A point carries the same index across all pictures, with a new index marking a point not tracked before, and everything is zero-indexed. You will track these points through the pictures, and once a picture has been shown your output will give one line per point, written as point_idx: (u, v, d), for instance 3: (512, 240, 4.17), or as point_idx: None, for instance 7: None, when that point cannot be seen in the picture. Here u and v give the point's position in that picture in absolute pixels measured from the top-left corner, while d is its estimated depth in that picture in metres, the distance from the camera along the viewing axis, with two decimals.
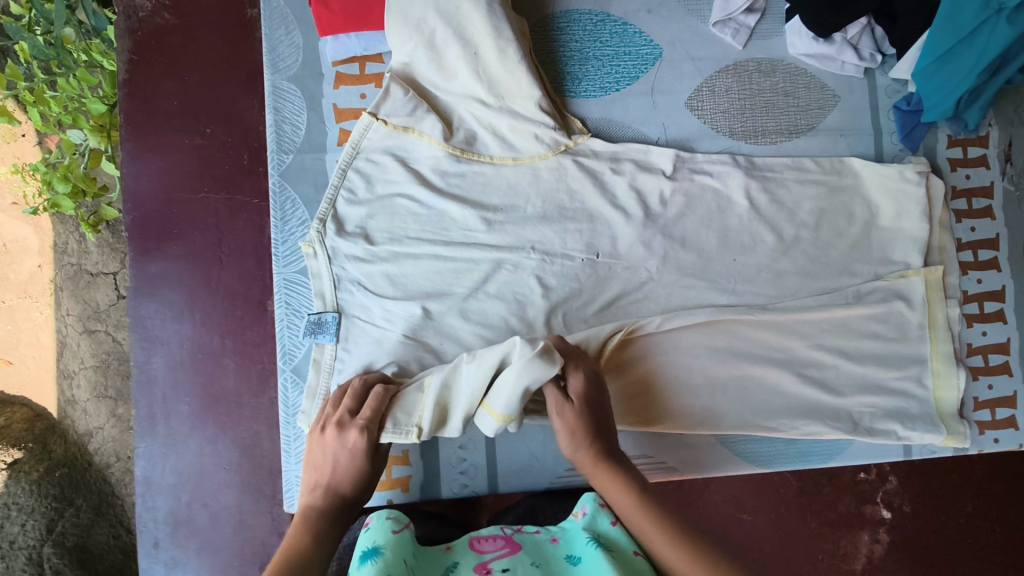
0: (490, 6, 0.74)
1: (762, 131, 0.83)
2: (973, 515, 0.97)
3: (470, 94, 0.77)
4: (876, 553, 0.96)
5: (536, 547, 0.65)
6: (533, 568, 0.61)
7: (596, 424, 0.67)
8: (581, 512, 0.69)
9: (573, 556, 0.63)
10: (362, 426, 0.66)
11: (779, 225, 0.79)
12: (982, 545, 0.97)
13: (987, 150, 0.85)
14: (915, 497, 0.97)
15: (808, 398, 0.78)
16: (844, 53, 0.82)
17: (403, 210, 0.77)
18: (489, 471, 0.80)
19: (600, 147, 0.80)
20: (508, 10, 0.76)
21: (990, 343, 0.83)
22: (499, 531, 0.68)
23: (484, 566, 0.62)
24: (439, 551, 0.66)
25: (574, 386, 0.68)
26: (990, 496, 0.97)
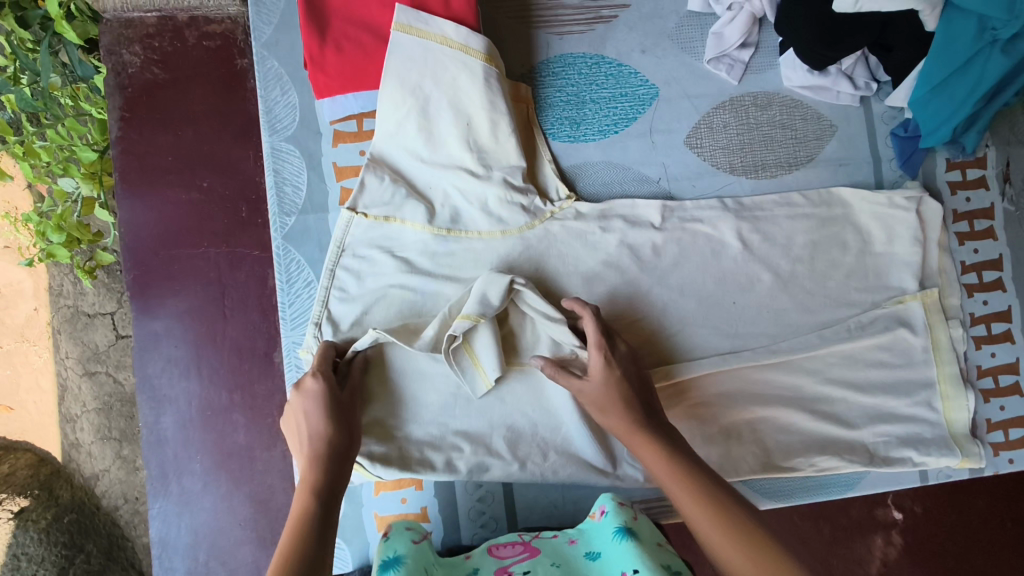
0: (484, 77, 0.74)
1: (762, 165, 0.83)
2: (985, 513, 0.98)
3: (457, 164, 0.76)
4: (891, 557, 0.97)
5: (554, 550, 0.68)
6: (554, 568, 0.64)
7: (627, 393, 0.65)
8: (599, 511, 0.70)
9: (592, 552, 0.66)
10: (314, 373, 0.67)
11: (774, 263, 0.80)
12: (996, 546, 0.98)
13: (986, 171, 0.85)
14: (926, 497, 0.98)
15: (821, 432, 0.78)
16: (840, 84, 0.82)
17: (398, 300, 0.75)
18: (509, 523, 0.80)
19: (586, 208, 0.79)
20: (501, 73, 0.76)
21: (1000, 364, 0.84)
22: (519, 539, 0.72)
23: (505, 570, 0.65)
24: (460, 561, 0.70)
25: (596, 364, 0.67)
26: (1000, 494, 0.98)
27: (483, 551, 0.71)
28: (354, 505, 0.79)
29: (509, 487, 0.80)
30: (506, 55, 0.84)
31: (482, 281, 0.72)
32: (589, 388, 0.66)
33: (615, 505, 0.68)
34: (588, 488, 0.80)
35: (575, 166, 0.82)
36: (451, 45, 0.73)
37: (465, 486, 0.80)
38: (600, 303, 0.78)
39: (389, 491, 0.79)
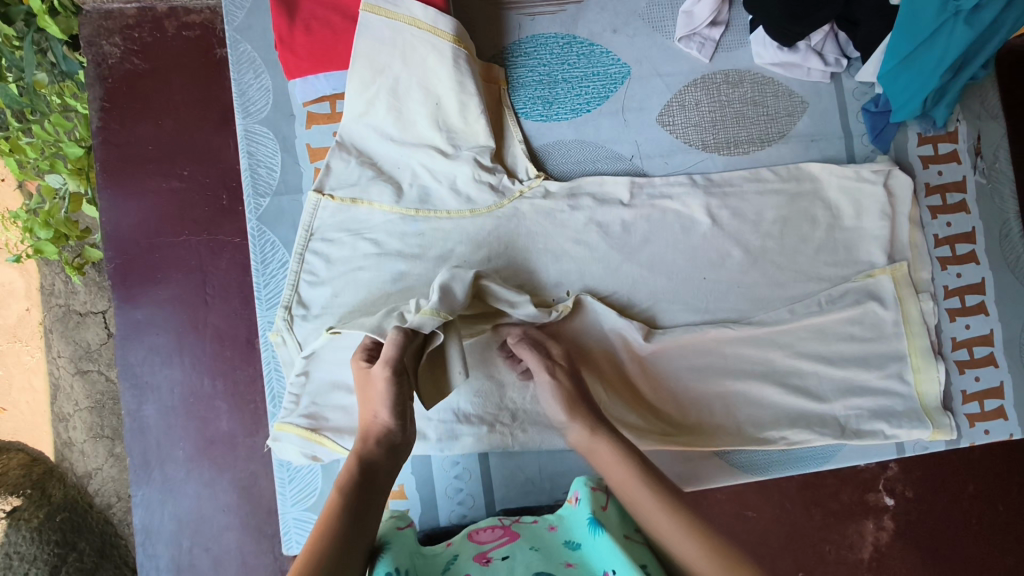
0: (453, 58, 0.74)
1: (734, 142, 0.84)
2: (974, 496, 0.98)
3: (426, 144, 0.77)
4: (883, 541, 0.97)
5: (534, 534, 0.68)
6: (531, 552, 0.65)
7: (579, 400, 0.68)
8: (575, 497, 0.69)
9: (571, 541, 0.65)
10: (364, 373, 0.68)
11: (744, 238, 0.81)
12: (985, 527, 0.97)
13: (957, 145, 0.86)
14: (916, 482, 0.98)
15: (793, 406, 0.79)
16: (810, 60, 0.83)
17: (368, 281, 0.76)
18: (487, 500, 0.80)
19: (556, 186, 0.80)
20: (471, 53, 0.76)
21: (974, 336, 0.84)
22: (497, 522, 0.73)
23: (484, 556, 0.66)
24: (438, 549, 0.70)
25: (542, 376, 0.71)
26: (989, 476, 0.98)
27: (463, 535, 0.72)
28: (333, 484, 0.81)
29: (487, 463, 0.81)
30: (478, 37, 0.84)
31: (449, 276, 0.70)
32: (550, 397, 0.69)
33: (589, 491, 0.67)
34: (564, 464, 0.80)
35: (548, 146, 0.83)
36: (421, 26, 0.73)
37: (442, 464, 0.81)
38: (570, 280, 0.79)
39: None
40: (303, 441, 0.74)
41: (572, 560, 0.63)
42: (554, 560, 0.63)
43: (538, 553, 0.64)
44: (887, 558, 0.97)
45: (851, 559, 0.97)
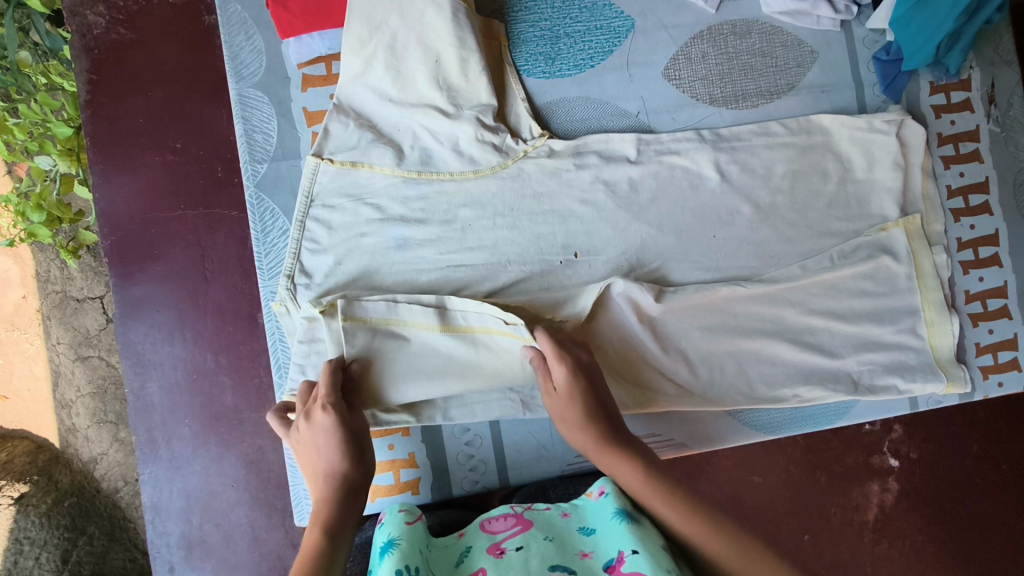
0: (454, 13, 0.70)
1: (742, 95, 0.81)
2: (979, 456, 0.98)
3: (427, 104, 0.74)
4: (888, 502, 0.97)
5: (547, 522, 0.63)
6: (547, 541, 0.59)
7: (591, 407, 0.65)
8: (595, 491, 0.67)
9: (587, 528, 0.61)
10: (326, 406, 0.64)
11: (754, 194, 0.80)
12: (991, 485, 0.97)
13: (970, 93, 0.84)
14: (921, 443, 0.97)
15: (804, 363, 0.79)
16: (820, 8, 0.80)
17: (372, 248, 0.74)
18: (498, 466, 0.79)
19: (561, 145, 0.77)
20: (469, 6, 0.72)
21: (988, 288, 0.83)
22: (510, 510, 0.67)
23: (498, 546, 0.60)
24: (452, 540, 0.65)
25: (557, 378, 0.66)
26: (995, 435, 0.98)
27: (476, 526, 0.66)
28: None
29: (497, 431, 0.80)
30: None
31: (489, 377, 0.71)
32: (555, 395, 0.66)
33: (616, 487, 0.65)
34: None
35: (551, 104, 0.78)
36: None
37: (452, 431, 0.80)
38: (578, 241, 0.77)
39: (376, 439, 0.79)
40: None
41: (589, 549, 0.58)
42: (570, 548, 0.58)
43: (553, 542, 0.59)
44: (892, 518, 0.97)
45: (856, 521, 0.96)
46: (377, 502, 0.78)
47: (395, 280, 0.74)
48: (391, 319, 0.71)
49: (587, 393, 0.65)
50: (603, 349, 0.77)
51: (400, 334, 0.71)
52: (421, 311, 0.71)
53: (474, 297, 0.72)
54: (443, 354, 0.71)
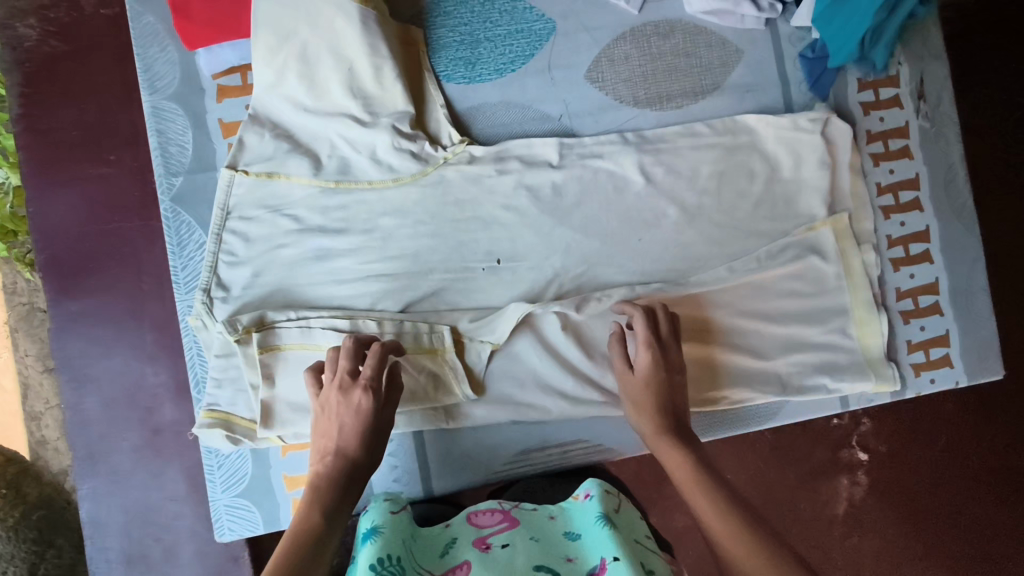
0: (365, 20, 0.69)
1: (667, 96, 0.80)
2: (948, 447, 0.97)
3: (343, 113, 0.73)
4: (857, 496, 0.96)
5: (534, 523, 0.67)
6: (532, 542, 0.62)
7: (663, 403, 0.67)
8: (583, 494, 0.73)
9: (571, 532, 0.65)
10: (365, 385, 0.63)
11: (680, 196, 0.79)
12: (961, 475, 0.97)
13: (900, 89, 0.83)
14: (888, 437, 0.96)
15: (734, 364, 0.79)
16: (742, 6, 0.79)
17: (291, 259, 0.73)
18: (421, 473, 0.79)
19: (481, 151, 0.76)
20: (381, 13, 0.70)
21: (919, 285, 0.83)
22: (497, 506, 0.71)
23: (483, 541, 0.63)
24: (438, 531, 0.69)
25: (638, 363, 0.70)
26: (964, 425, 0.97)
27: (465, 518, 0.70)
28: (261, 467, 0.73)
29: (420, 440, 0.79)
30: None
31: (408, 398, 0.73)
32: (632, 377, 0.70)
33: (599, 492, 0.71)
34: (498, 433, 0.79)
35: (472, 109, 0.77)
36: None
37: None
38: (501, 248, 0.76)
39: (297, 451, 0.73)
40: (254, 434, 0.72)
41: (573, 555, 0.60)
42: (555, 551, 0.61)
43: (538, 544, 0.62)
44: (863, 512, 0.97)
45: (825, 515, 0.96)
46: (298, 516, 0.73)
47: (315, 291, 0.74)
48: (306, 344, 0.72)
49: (670, 390, 0.68)
50: (529, 360, 0.76)
51: (316, 357, 0.72)
52: (335, 336, 0.72)
53: (392, 318, 0.73)
54: None
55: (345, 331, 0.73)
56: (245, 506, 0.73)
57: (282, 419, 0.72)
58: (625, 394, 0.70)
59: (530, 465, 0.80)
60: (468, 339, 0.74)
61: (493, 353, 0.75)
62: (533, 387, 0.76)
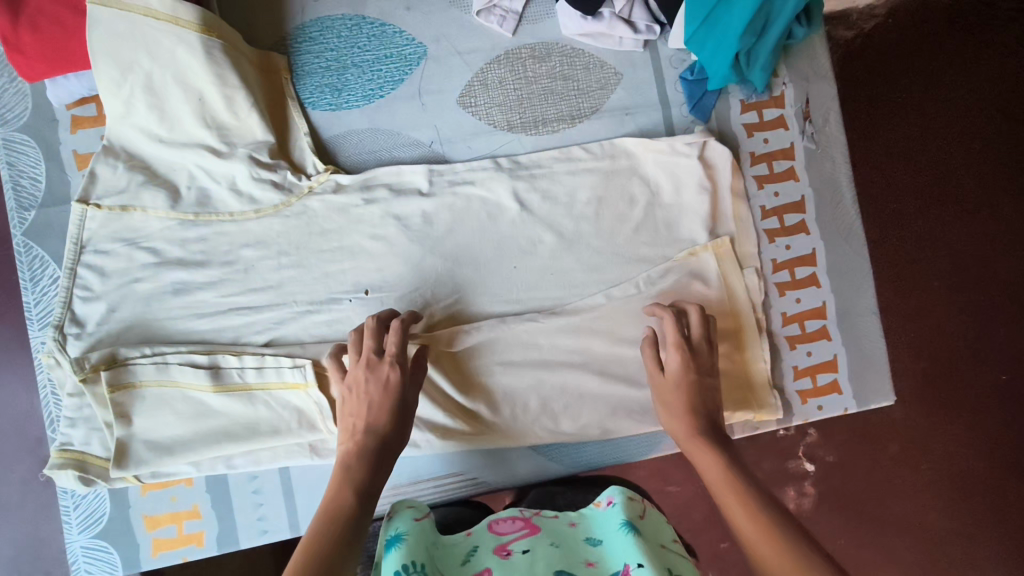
0: (209, 51, 0.67)
1: (542, 120, 0.78)
2: (897, 455, 1.04)
3: (198, 143, 0.71)
4: (806, 506, 1.01)
5: (555, 530, 0.64)
6: (553, 548, 0.59)
7: (694, 403, 0.65)
8: (606, 501, 0.68)
9: (594, 539, 0.62)
10: (393, 362, 0.61)
11: (557, 222, 0.77)
12: (916, 485, 1.05)
13: (784, 110, 0.81)
14: (838, 446, 1.02)
15: (613, 394, 0.77)
16: (617, 28, 0.77)
17: (149, 293, 0.72)
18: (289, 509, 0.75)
19: (347, 179, 0.75)
20: (230, 42, 0.69)
21: (805, 309, 0.81)
22: (519, 514, 0.68)
23: (504, 548, 0.61)
24: (460, 538, 0.66)
25: (671, 358, 0.68)
26: (911, 434, 1.05)
27: (485, 526, 0.67)
28: (120, 506, 0.73)
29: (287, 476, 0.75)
30: (250, 22, 0.76)
31: (272, 433, 0.71)
32: (661, 376, 0.68)
33: (624, 498, 0.66)
34: None
35: (338, 137, 0.76)
36: (160, 17, 0.64)
37: (238, 479, 0.74)
38: (369, 278, 0.74)
39: (157, 490, 0.73)
40: (107, 474, 0.70)
41: (593, 559, 0.58)
42: (575, 557, 0.58)
43: (558, 549, 0.59)
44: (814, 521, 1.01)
45: None
46: (158, 557, 0.72)
47: (173, 325, 0.72)
48: (163, 381, 0.70)
49: (698, 383, 0.66)
50: None
51: (173, 394, 0.70)
52: (192, 372, 0.70)
53: (253, 352, 0.71)
54: (222, 412, 0.71)
55: (204, 366, 0.70)
56: (102, 548, 0.72)
57: (139, 457, 0.70)
58: (657, 394, 0.68)
59: (411, 496, 0.80)
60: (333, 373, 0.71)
61: None
62: None
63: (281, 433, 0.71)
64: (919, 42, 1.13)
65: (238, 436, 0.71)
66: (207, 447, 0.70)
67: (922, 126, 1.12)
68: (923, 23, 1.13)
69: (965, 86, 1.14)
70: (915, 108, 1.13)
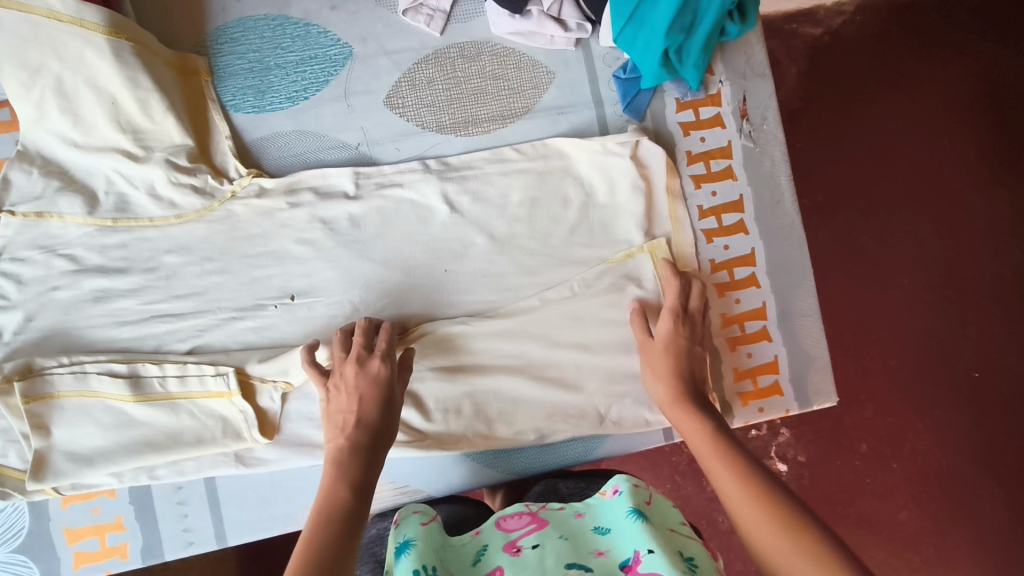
0: (117, 53, 0.65)
1: (473, 121, 0.77)
2: (867, 454, 1.09)
3: (114, 147, 0.70)
4: None
5: (562, 521, 0.60)
6: (561, 540, 0.55)
7: (681, 368, 0.68)
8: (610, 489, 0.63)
9: (601, 527, 0.58)
10: (380, 356, 0.62)
11: (489, 224, 0.76)
12: (888, 482, 1.09)
13: (721, 108, 0.80)
14: (807, 445, 1.09)
15: (547, 399, 0.76)
16: (546, 27, 0.76)
17: (67, 301, 0.70)
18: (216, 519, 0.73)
19: (272, 183, 0.73)
20: (141, 44, 0.67)
21: (746, 310, 0.80)
22: (524, 509, 0.63)
23: (513, 545, 0.57)
24: (467, 537, 0.62)
25: (663, 328, 0.70)
26: (882, 433, 1.10)
27: (491, 524, 0.62)
28: (40, 520, 0.71)
29: (215, 486, 0.73)
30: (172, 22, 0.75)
31: (198, 443, 0.70)
32: (652, 342, 0.70)
33: (629, 484, 0.61)
34: (301, 476, 0.74)
35: (262, 140, 0.75)
36: (61, 18, 0.63)
37: (164, 490, 0.73)
38: (295, 283, 0.73)
39: (79, 502, 0.71)
40: (24, 487, 0.69)
41: (603, 548, 0.54)
42: (583, 549, 0.54)
43: (567, 542, 0.55)
44: None
45: None
46: (81, 570, 0.71)
47: (93, 334, 0.70)
48: (82, 391, 0.68)
49: (687, 351, 0.69)
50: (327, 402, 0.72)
51: (93, 404, 0.68)
52: (113, 382, 0.68)
53: (175, 360, 0.70)
54: (145, 422, 0.69)
55: (123, 375, 0.69)
56: (20, 563, 0.70)
57: (58, 469, 0.68)
58: (646, 362, 0.70)
59: None
60: (259, 381, 0.70)
61: (287, 394, 0.72)
62: None
63: (210, 441, 0.70)
64: (889, 44, 1.15)
65: (162, 446, 0.69)
66: (130, 458, 0.69)
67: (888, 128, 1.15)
68: (893, 24, 1.15)
69: (933, 86, 1.15)
70: (886, 109, 1.14)
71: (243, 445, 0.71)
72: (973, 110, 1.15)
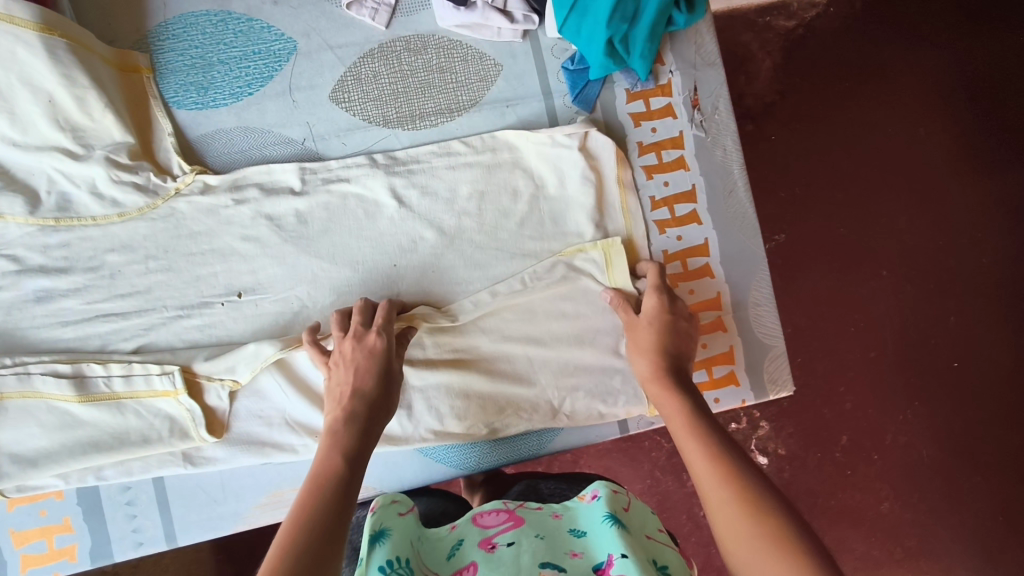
0: (52, 49, 0.65)
1: (419, 114, 0.77)
2: (847, 448, 1.08)
3: (53, 146, 0.69)
4: None
5: (540, 519, 0.57)
6: (538, 540, 0.53)
7: (665, 345, 0.66)
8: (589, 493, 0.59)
9: (577, 529, 0.55)
10: (378, 331, 0.62)
11: (437, 218, 0.75)
12: (867, 475, 1.08)
13: (671, 98, 0.80)
14: (787, 439, 1.08)
15: (499, 394, 0.75)
16: (493, 19, 0.76)
17: (8, 302, 0.69)
18: (165, 520, 0.73)
19: (217, 179, 0.73)
20: (76, 40, 0.67)
21: (700, 300, 0.79)
22: (502, 505, 0.60)
23: (489, 542, 0.54)
24: (444, 531, 0.59)
25: (649, 302, 0.69)
26: (863, 424, 1.09)
27: (468, 518, 0.59)
28: None
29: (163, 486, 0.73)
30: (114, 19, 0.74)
31: (145, 443, 0.69)
32: (637, 317, 0.70)
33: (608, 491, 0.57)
34: (252, 474, 0.74)
35: (206, 136, 0.75)
36: None
37: (111, 491, 0.72)
38: (241, 281, 0.72)
39: (25, 504, 0.71)
40: None
41: (578, 549, 0.52)
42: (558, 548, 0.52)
43: (543, 541, 0.52)
44: None
45: None
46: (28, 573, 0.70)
47: (35, 335, 0.70)
48: (25, 392, 0.67)
49: (671, 326, 0.68)
50: (275, 399, 0.72)
51: (36, 405, 0.68)
52: (56, 382, 0.68)
53: (119, 359, 0.69)
54: (90, 423, 0.69)
55: (67, 376, 0.68)
56: None
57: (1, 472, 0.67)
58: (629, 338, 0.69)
59: None
60: (205, 380, 0.70)
61: (234, 392, 0.71)
62: (282, 427, 0.72)
63: (157, 441, 0.69)
64: (863, 36, 1.14)
65: (108, 447, 0.69)
66: (75, 459, 0.68)
67: (863, 116, 1.14)
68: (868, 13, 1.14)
69: (909, 74, 1.15)
70: (860, 97, 1.14)
71: (191, 444, 0.70)
72: (948, 100, 1.15)
